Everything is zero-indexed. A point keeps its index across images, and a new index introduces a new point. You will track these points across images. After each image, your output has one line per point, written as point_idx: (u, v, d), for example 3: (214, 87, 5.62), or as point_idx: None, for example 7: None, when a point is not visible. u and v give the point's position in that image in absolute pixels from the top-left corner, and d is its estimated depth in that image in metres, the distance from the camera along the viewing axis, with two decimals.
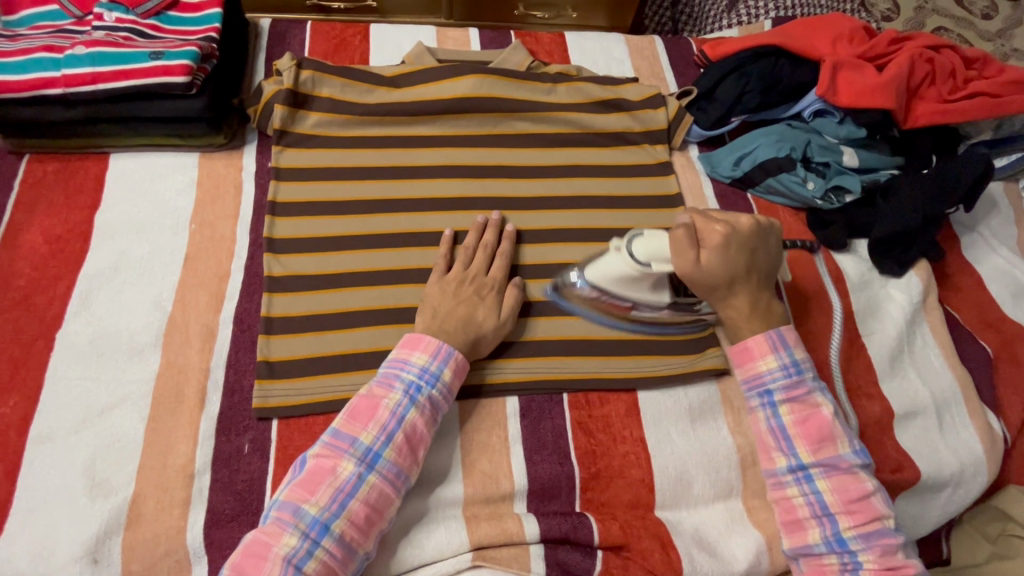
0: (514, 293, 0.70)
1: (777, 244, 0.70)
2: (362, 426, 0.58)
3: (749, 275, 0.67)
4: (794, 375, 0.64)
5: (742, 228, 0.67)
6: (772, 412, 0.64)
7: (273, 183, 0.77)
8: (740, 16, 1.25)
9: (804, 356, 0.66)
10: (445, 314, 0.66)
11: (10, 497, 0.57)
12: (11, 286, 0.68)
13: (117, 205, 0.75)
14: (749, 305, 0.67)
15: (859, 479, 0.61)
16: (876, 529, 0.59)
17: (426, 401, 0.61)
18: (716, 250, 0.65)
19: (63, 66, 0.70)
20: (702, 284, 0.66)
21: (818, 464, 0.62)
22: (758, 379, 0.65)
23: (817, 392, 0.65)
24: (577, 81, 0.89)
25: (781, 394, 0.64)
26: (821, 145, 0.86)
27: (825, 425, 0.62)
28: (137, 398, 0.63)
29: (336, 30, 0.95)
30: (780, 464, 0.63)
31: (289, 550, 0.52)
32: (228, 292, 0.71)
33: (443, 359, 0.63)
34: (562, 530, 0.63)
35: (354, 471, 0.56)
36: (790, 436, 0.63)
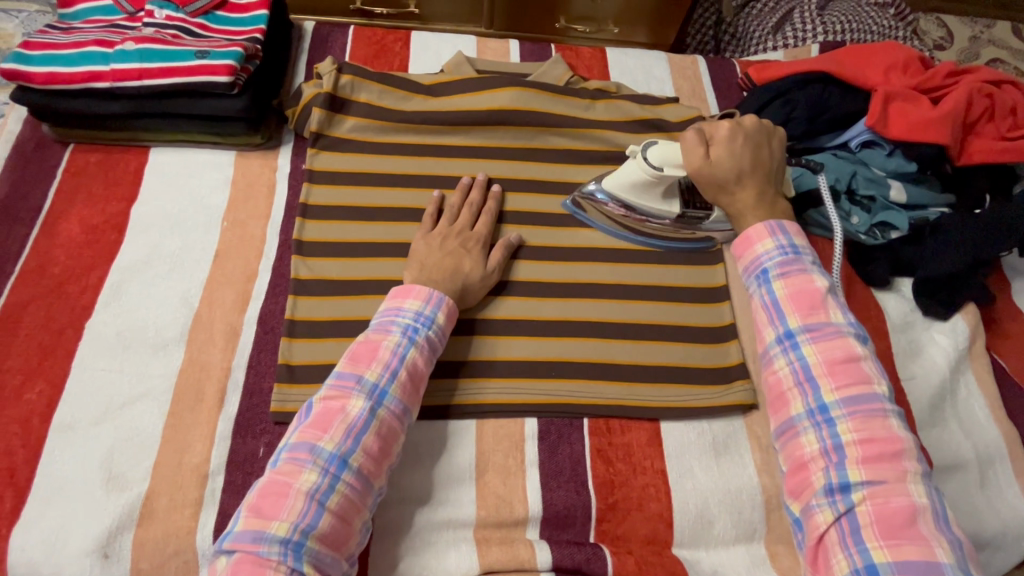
0: (500, 250, 0.73)
1: (780, 148, 0.75)
2: (365, 366, 0.57)
3: (753, 169, 0.71)
4: (790, 254, 0.64)
5: (747, 125, 0.73)
6: (766, 288, 0.63)
7: (306, 185, 0.77)
8: (786, 38, 1.22)
9: (803, 242, 0.65)
10: (433, 265, 0.67)
11: (30, 484, 0.58)
12: (46, 274, 0.69)
13: (153, 199, 0.76)
14: (754, 196, 0.71)
15: (847, 343, 0.58)
16: (861, 392, 0.55)
17: (425, 341, 0.61)
18: (722, 140, 0.72)
19: (113, 61, 0.71)
20: (711, 174, 0.71)
21: (807, 331, 0.59)
22: (756, 260, 0.65)
23: (815, 270, 0.63)
24: (616, 99, 0.87)
25: (775, 269, 0.63)
26: (867, 177, 0.83)
27: (818, 296, 0.60)
28: (158, 393, 0.64)
29: (378, 36, 0.95)
30: (769, 336, 0.61)
31: (310, 486, 0.50)
32: (254, 292, 0.71)
33: (436, 304, 0.63)
34: (575, 560, 0.61)
35: (364, 407, 0.55)
36: (781, 308, 0.62)
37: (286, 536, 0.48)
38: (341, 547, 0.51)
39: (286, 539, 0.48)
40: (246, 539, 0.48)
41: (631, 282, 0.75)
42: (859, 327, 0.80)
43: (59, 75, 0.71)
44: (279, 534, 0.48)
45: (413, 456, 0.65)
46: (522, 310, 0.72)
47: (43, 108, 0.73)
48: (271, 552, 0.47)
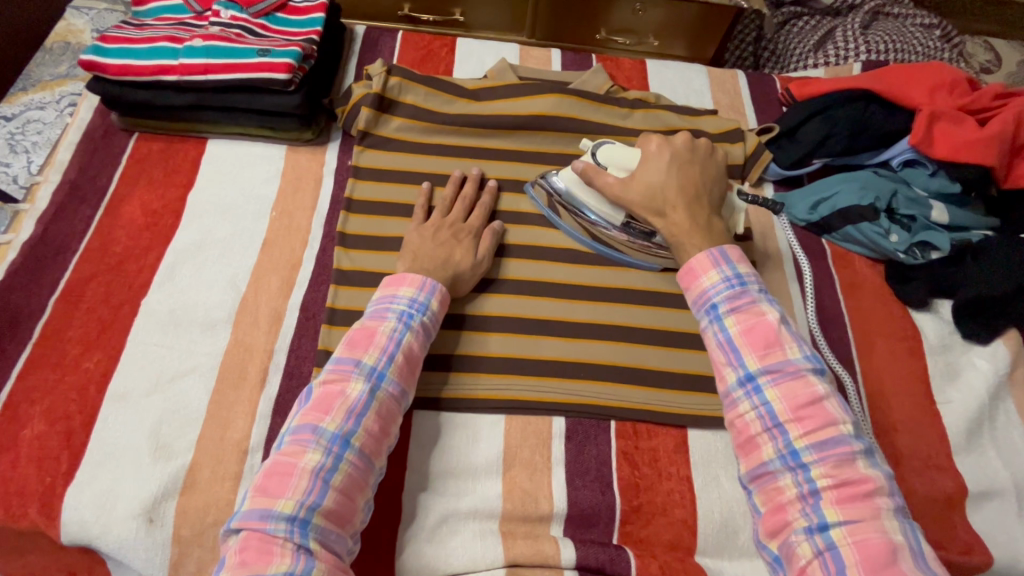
0: (489, 238, 0.75)
1: (716, 167, 0.75)
2: (363, 351, 0.60)
3: (685, 190, 0.71)
4: (736, 286, 0.61)
5: (678, 142, 0.74)
6: (719, 326, 0.61)
7: (351, 180, 0.80)
8: (828, 56, 1.23)
9: (748, 270, 0.63)
10: (424, 255, 0.69)
11: (84, 449, 0.61)
12: (108, 252, 0.73)
13: (209, 187, 0.79)
14: (687, 219, 0.69)
15: (808, 383, 0.56)
16: (828, 436, 0.53)
17: (419, 326, 0.63)
18: (652, 157, 0.73)
19: (181, 55, 0.76)
20: (642, 194, 0.71)
21: (766, 371, 0.57)
22: (703, 296, 0.63)
23: (764, 302, 0.61)
24: (654, 109, 0.89)
25: (725, 305, 0.61)
26: (908, 197, 0.83)
27: (771, 331, 0.58)
28: (205, 370, 0.67)
29: (425, 41, 0.99)
30: (730, 378, 0.59)
31: (314, 465, 0.52)
32: (299, 279, 0.74)
33: (429, 291, 0.65)
34: (599, 560, 0.61)
35: (364, 390, 0.57)
36: (738, 346, 0.59)
37: (292, 513, 0.50)
38: (345, 524, 0.53)
39: (293, 516, 0.50)
40: (253, 517, 0.50)
41: (663, 289, 0.76)
42: (894, 348, 0.78)
43: (132, 67, 0.75)
44: (286, 512, 0.50)
45: (444, 446, 0.66)
46: (555, 310, 0.74)
47: (113, 98, 0.78)
48: (278, 529, 0.49)
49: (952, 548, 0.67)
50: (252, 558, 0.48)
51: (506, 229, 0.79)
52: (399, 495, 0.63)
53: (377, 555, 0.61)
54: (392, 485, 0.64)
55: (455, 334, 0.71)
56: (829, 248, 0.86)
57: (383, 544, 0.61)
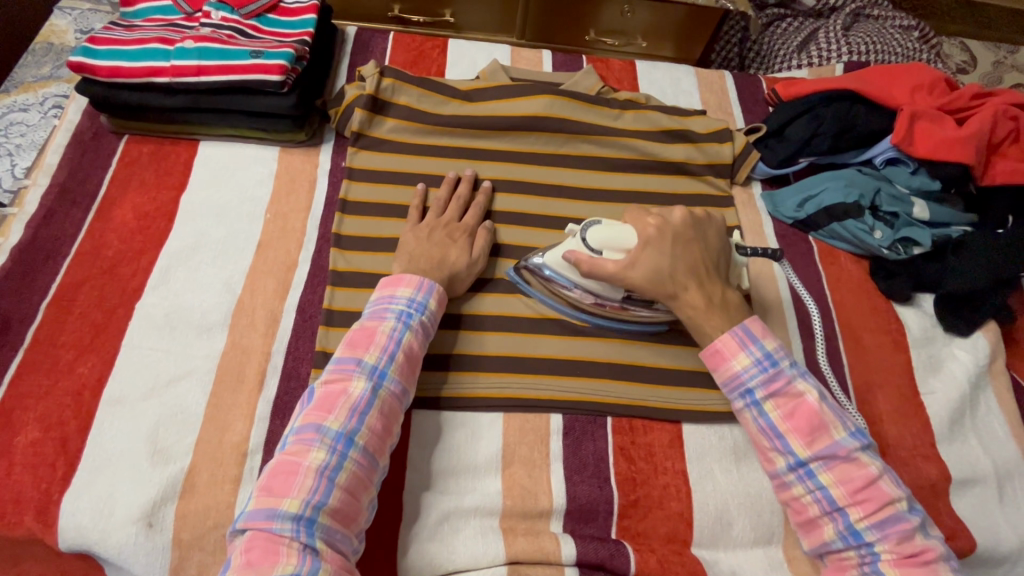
0: (483, 236, 0.75)
1: (717, 237, 0.71)
2: (363, 350, 0.60)
3: (693, 268, 0.67)
4: (769, 368, 0.61)
5: (675, 220, 0.68)
6: (758, 411, 0.62)
7: (346, 182, 0.80)
8: (811, 57, 1.26)
9: (775, 345, 0.63)
10: (420, 257, 0.70)
11: (80, 454, 0.61)
12: (100, 255, 0.72)
13: (202, 190, 0.79)
14: (703, 299, 0.66)
15: (860, 464, 0.58)
16: (888, 515, 0.55)
17: (419, 326, 0.64)
18: (652, 240, 0.67)
19: (172, 57, 0.75)
20: (647, 276, 0.66)
21: (816, 457, 0.59)
22: (736, 380, 0.63)
23: (800, 379, 0.62)
24: (645, 109, 0.90)
25: (761, 390, 0.62)
26: (891, 195, 0.85)
27: (814, 416, 0.59)
28: (202, 373, 0.66)
29: (416, 42, 0.99)
30: (779, 464, 0.60)
31: (320, 463, 0.53)
32: (295, 281, 0.74)
33: (426, 291, 0.66)
34: (599, 555, 0.62)
35: (366, 388, 0.58)
36: (782, 434, 0.60)
37: (298, 512, 0.50)
38: (351, 523, 0.53)
39: (299, 516, 0.50)
40: (259, 517, 0.50)
41: None
42: (880, 341, 0.81)
43: (122, 69, 0.75)
44: (292, 511, 0.50)
45: (443, 444, 0.67)
46: (550, 310, 0.75)
47: (103, 100, 0.77)
48: (284, 529, 0.49)
49: None
50: (257, 558, 0.48)
51: (497, 229, 0.79)
52: (400, 494, 0.64)
53: (379, 554, 0.61)
54: (393, 484, 0.64)
55: (452, 334, 0.72)
56: (816, 245, 0.88)
57: (385, 543, 0.62)
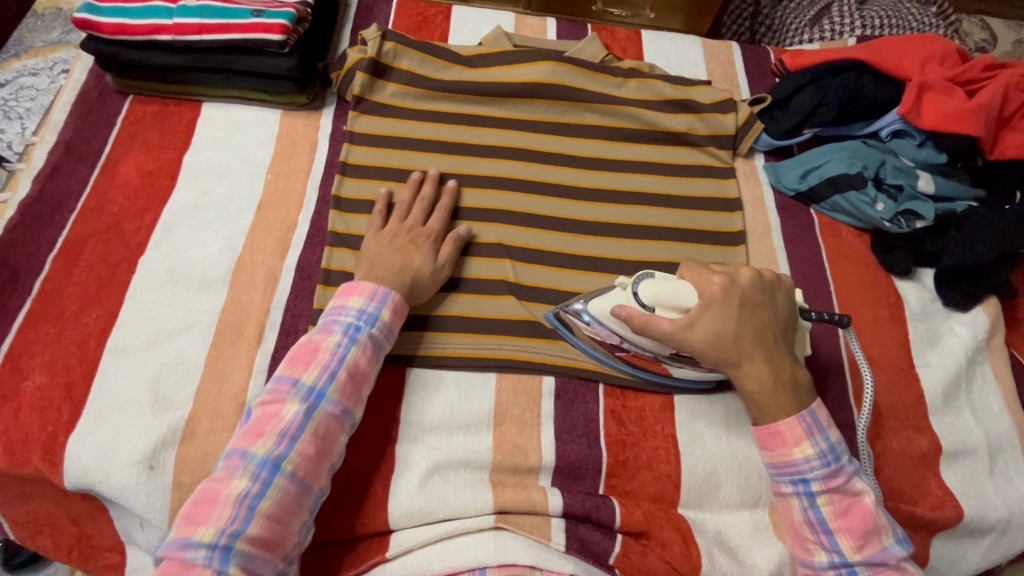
0: (451, 243, 0.72)
1: (788, 303, 0.66)
2: (304, 369, 0.60)
3: (761, 337, 0.63)
4: (831, 464, 0.60)
5: (743, 283, 0.64)
6: (809, 503, 0.61)
7: (346, 145, 0.80)
8: (823, 31, 1.24)
9: (840, 441, 0.61)
10: (381, 265, 0.68)
11: (85, 400, 0.63)
12: (104, 211, 0.74)
13: (204, 150, 0.80)
14: (767, 373, 0.62)
15: (905, 572, 0.59)
16: None
17: (367, 340, 0.63)
18: (717, 302, 0.62)
19: (175, 15, 0.76)
20: (709, 341, 0.62)
21: (865, 561, 0.58)
22: (793, 467, 0.61)
23: (857, 478, 0.61)
24: (648, 78, 0.89)
25: (819, 484, 0.60)
26: (896, 167, 0.84)
27: (869, 518, 0.59)
28: (203, 327, 0.68)
29: (420, 8, 0.99)
30: (820, 558, 0.60)
31: (238, 493, 0.53)
32: (295, 241, 0.75)
33: (380, 299, 0.65)
34: (585, 507, 0.64)
35: (300, 410, 0.58)
36: (831, 530, 0.60)
37: (213, 540, 0.51)
38: (274, 548, 0.54)
39: (213, 543, 0.50)
40: (174, 545, 0.51)
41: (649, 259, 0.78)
42: (877, 315, 0.80)
43: (126, 26, 0.75)
44: (206, 539, 0.51)
45: (436, 401, 0.68)
46: (541, 276, 0.75)
47: (107, 57, 0.78)
48: (197, 557, 0.50)
49: (924, 502, 0.70)
50: None
51: (496, 195, 0.79)
52: (393, 448, 0.66)
53: (372, 506, 0.63)
54: (388, 438, 0.66)
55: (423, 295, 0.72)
56: (818, 218, 0.87)
57: (377, 495, 0.63)
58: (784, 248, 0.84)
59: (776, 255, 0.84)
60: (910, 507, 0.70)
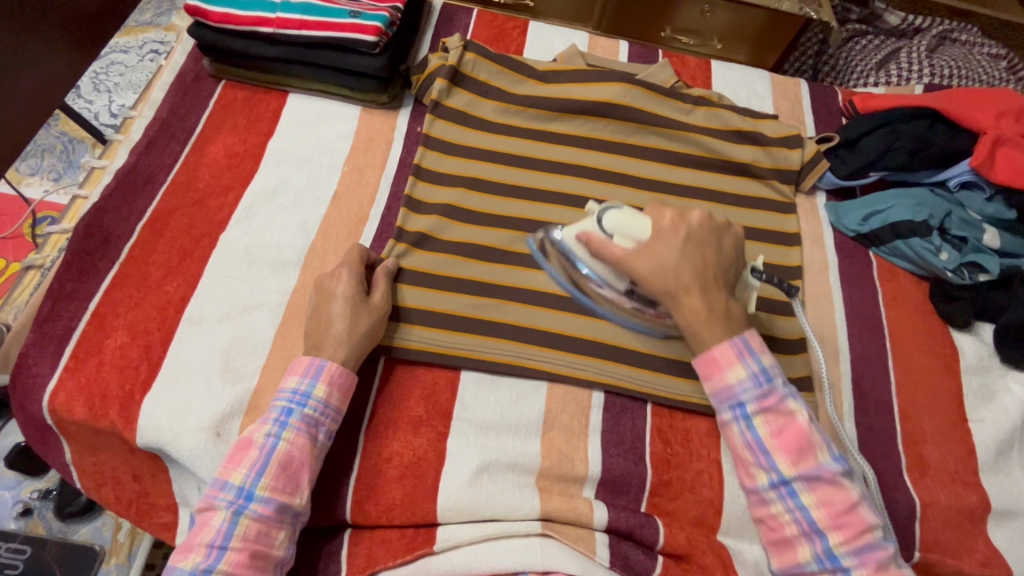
0: (380, 283, 0.69)
1: (733, 249, 0.68)
2: (233, 468, 0.58)
3: (701, 274, 0.64)
4: (763, 384, 0.60)
5: (692, 221, 0.66)
6: (746, 425, 0.60)
7: (421, 148, 0.83)
8: (888, 77, 1.25)
9: (772, 363, 0.61)
10: (318, 329, 0.66)
11: (161, 362, 0.66)
12: (192, 187, 0.78)
13: (287, 138, 0.84)
14: (706, 306, 0.63)
15: (843, 488, 0.57)
16: (867, 542, 0.55)
17: (300, 422, 0.61)
18: (664, 232, 0.65)
19: (278, 10, 0.80)
20: (652, 267, 0.64)
21: (801, 476, 0.57)
22: (729, 391, 0.61)
23: (791, 398, 0.60)
24: (717, 107, 0.91)
25: (754, 405, 0.60)
26: (962, 218, 0.83)
27: (803, 435, 0.58)
28: (274, 305, 0.71)
29: (498, 21, 1.02)
30: (761, 481, 0.59)
31: (210, 536, 0.55)
32: (364, 233, 0.78)
33: (314, 375, 0.63)
34: (629, 523, 0.65)
35: (227, 516, 0.56)
36: (768, 450, 0.58)
37: None
38: None
39: None
40: None
41: None
42: (932, 364, 0.80)
43: (232, 16, 0.80)
44: None
45: (488, 401, 0.70)
46: None
47: (208, 43, 0.83)
48: None
49: (969, 558, 0.69)
50: None
51: (559, 209, 0.81)
52: (445, 443, 0.67)
53: (420, 500, 0.64)
54: (439, 433, 0.68)
55: (398, 286, 0.73)
56: (876, 261, 0.87)
57: (425, 488, 0.65)
58: (840, 288, 0.84)
59: (832, 294, 0.84)
60: (954, 562, 0.69)
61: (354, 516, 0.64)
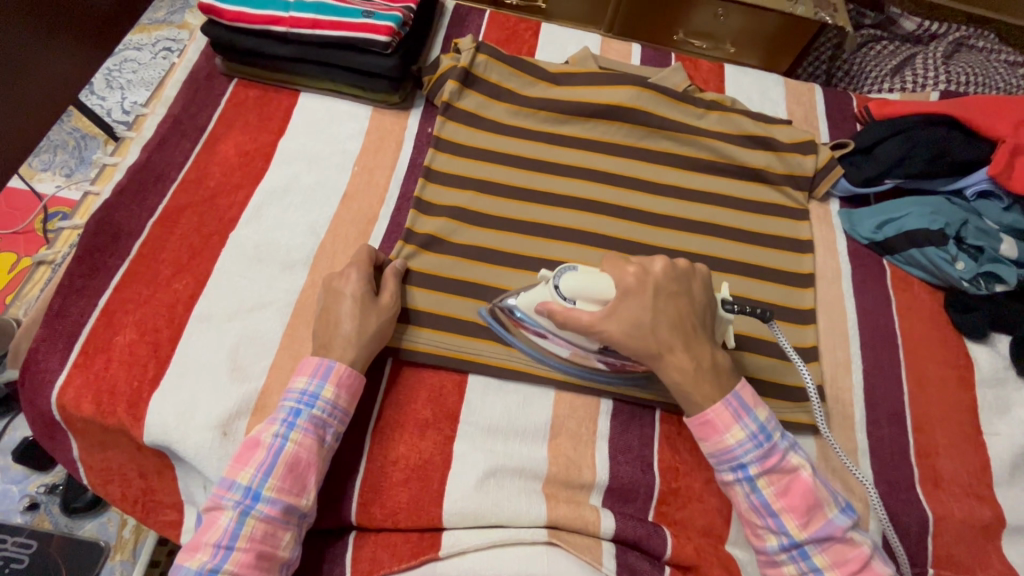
0: (390, 283, 0.69)
1: (703, 293, 0.64)
2: (241, 468, 0.58)
3: (678, 326, 0.61)
4: (764, 443, 0.59)
5: (657, 274, 0.62)
6: (751, 487, 0.59)
7: (432, 150, 0.82)
8: (903, 83, 1.23)
9: (768, 418, 0.61)
10: (326, 331, 0.65)
11: (169, 360, 0.66)
12: (202, 185, 0.78)
13: (298, 137, 0.84)
14: (688, 360, 0.61)
15: (854, 542, 0.58)
16: None
17: (308, 422, 0.60)
18: (631, 292, 0.61)
19: (292, 9, 0.80)
20: (625, 330, 0.60)
21: (813, 537, 0.57)
22: (729, 454, 0.60)
23: (791, 453, 0.60)
24: (730, 112, 0.90)
25: (756, 466, 0.59)
26: (979, 228, 0.82)
27: (809, 493, 0.58)
28: (282, 305, 0.71)
29: (510, 22, 1.02)
30: (771, 542, 0.58)
31: (216, 536, 0.55)
32: (373, 234, 0.78)
33: (323, 376, 0.62)
34: (636, 534, 0.64)
35: (234, 516, 0.56)
36: (775, 512, 0.58)
37: None
38: None
39: None
40: None
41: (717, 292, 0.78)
42: (946, 376, 0.78)
43: (245, 14, 0.80)
44: None
45: (495, 406, 0.69)
46: None
47: (221, 42, 0.83)
48: None
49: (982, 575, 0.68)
50: None
51: (569, 213, 0.80)
52: (451, 447, 0.66)
53: (425, 504, 0.64)
54: (445, 437, 0.67)
55: (407, 289, 0.72)
56: (890, 270, 0.86)
57: (430, 492, 0.64)
58: (853, 297, 0.83)
59: (845, 303, 0.82)
60: None
61: (359, 518, 0.64)
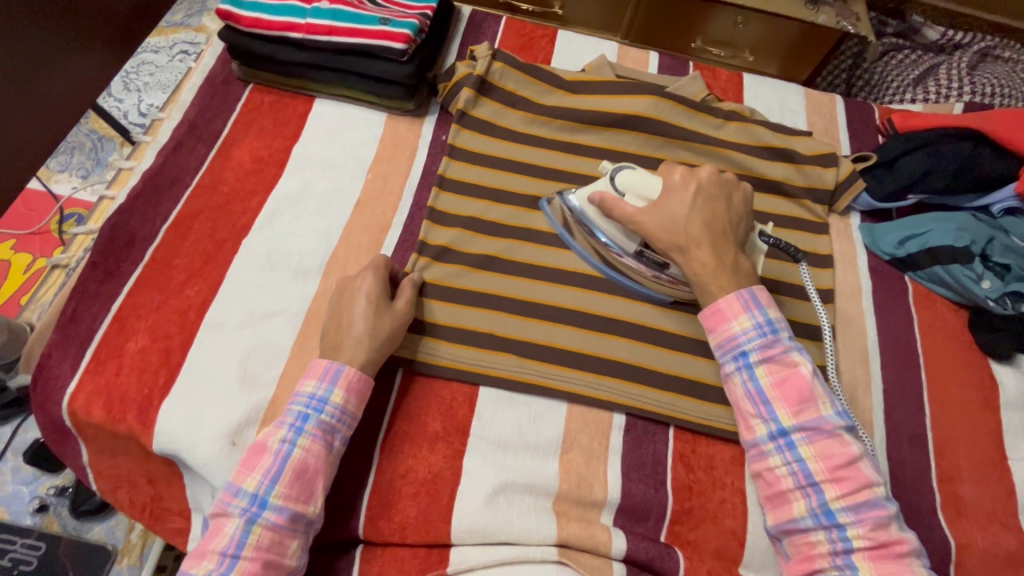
0: (405, 289, 0.69)
1: (743, 204, 0.72)
2: (247, 473, 0.57)
3: (711, 227, 0.68)
4: (768, 334, 0.63)
5: (703, 177, 0.71)
6: (749, 375, 0.63)
7: (446, 159, 0.81)
8: (927, 92, 1.21)
9: (776, 316, 0.64)
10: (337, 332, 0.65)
11: (180, 368, 0.66)
12: (216, 190, 0.78)
13: (312, 143, 0.83)
14: (712, 258, 0.67)
15: (843, 443, 0.59)
16: (865, 499, 0.56)
17: (316, 428, 0.60)
18: (675, 189, 0.70)
19: (309, 16, 0.80)
20: (661, 223, 0.69)
21: (801, 428, 0.59)
22: (733, 341, 0.64)
23: (794, 351, 0.63)
24: (749, 123, 0.88)
25: (756, 354, 0.63)
26: (1005, 245, 0.80)
27: (805, 386, 0.60)
28: (293, 313, 0.70)
29: (527, 29, 1.01)
30: (761, 431, 0.61)
31: (223, 543, 0.55)
32: (386, 242, 0.77)
33: (331, 380, 0.62)
34: (648, 555, 0.63)
35: (240, 523, 0.55)
36: (769, 400, 0.61)
37: None
38: None
39: None
40: None
41: None
42: (970, 397, 0.76)
43: (263, 21, 0.80)
44: None
45: (506, 419, 0.68)
46: (623, 309, 0.74)
47: (238, 47, 0.83)
48: None
49: None
50: None
51: None
52: (461, 461, 0.66)
53: (433, 520, 0.63)
54: (455, 450, 0.66)
55: (423, 300, 0.72)
56: (912, 286, 0.84)
57: (439, 507, 0.63)
58: (874, 314, 0.81)
59: (865, 319, 0.81)
60: None
61: (367, 532, 0.63)
